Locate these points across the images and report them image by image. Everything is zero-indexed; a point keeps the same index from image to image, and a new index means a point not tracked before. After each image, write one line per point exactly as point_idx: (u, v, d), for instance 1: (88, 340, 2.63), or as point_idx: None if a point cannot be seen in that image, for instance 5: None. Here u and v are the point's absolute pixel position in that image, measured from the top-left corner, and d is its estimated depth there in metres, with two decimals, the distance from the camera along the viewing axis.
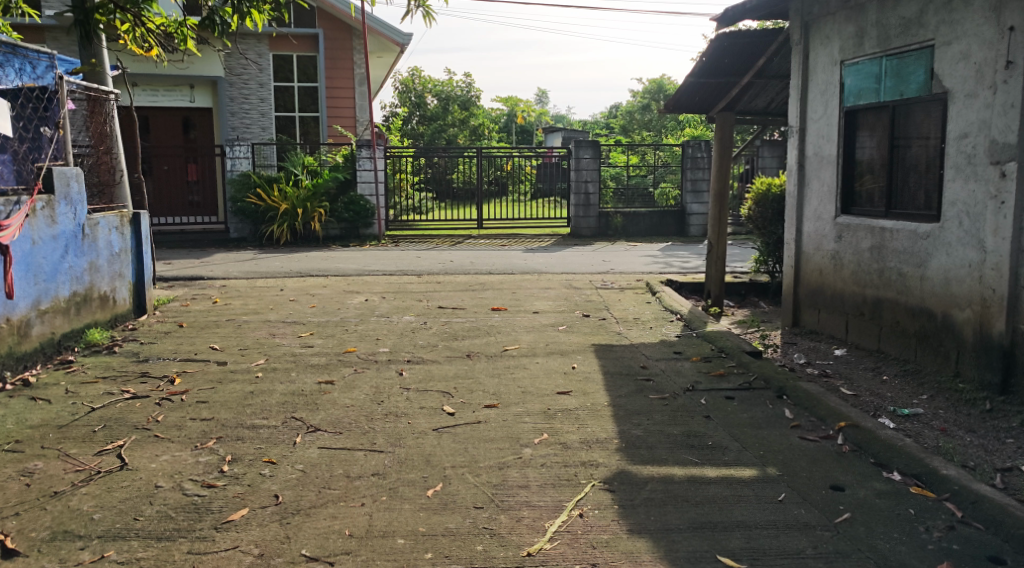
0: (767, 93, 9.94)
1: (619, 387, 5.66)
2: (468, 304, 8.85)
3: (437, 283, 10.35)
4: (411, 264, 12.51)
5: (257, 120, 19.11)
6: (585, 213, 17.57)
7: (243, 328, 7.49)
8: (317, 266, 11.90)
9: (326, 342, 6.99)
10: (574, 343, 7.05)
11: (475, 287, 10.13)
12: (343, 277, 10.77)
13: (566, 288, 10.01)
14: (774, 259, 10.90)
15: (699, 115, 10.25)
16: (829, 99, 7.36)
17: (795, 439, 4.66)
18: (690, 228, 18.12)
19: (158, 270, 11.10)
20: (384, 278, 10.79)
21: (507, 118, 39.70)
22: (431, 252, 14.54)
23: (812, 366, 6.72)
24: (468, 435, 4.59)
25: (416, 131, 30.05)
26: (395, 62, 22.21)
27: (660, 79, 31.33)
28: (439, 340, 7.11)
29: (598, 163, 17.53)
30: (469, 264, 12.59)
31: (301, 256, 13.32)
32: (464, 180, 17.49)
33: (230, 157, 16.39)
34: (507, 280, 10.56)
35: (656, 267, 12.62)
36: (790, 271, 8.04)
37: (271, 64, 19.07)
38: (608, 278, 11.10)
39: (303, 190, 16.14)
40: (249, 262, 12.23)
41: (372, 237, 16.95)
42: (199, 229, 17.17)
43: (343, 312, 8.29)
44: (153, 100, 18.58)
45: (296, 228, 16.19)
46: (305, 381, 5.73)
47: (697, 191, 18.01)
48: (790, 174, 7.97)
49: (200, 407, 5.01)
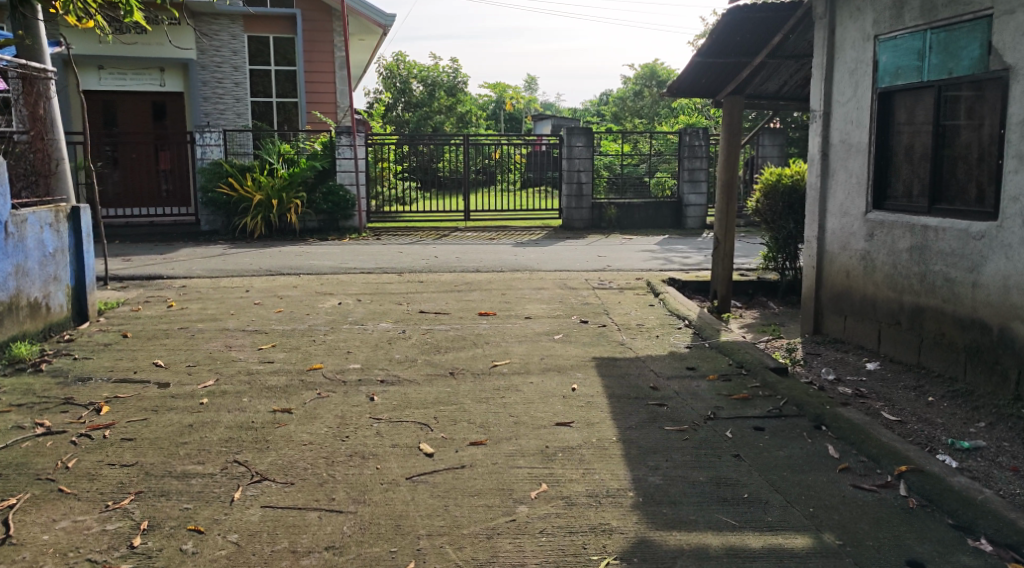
0: (780, 76, 9.09)
1: (628, 415, 4.82)
2: (452, 308, 7.98)
3: (419, 284, 9.47)
4: (393, 260, 11.60)
5: (232, 105, 18.15)
6: (577, 204, 16.77)
7: (196, 339, 6.59)
8: (289, 262, 11.00)
9: (289, 356, 6.11)
10: (573, 357, 6.20)
11: (459, 287, 9.26)
12: (317, 275, 9.87)
13: (560, 289, 9.16)
14: (785, 255, 10.07)
15: (704, 100, 9.38)
16: (860, 79, 6.52)
17: (849, 488, 3.82)
18: (687, 221, 17.27)
19: (113, 268, 10.14)
20: (362, 277, 9.91)
21: (494, 104, 38.69)
22: (413, 246, 13.67)
23: (843, 384, 5.89)
24: (448, 486, 3.73)
25: (401, 118, 29.05)
26: (378, 45, 21.23)
27: (652, 64, 30.43)
28: (418, 353, 6.24)
29: (590, 151, 16.68)
30: (454, 260, 11.68)
31: (274, 251, 12.42)
32: (451, 168, 16.73)
33: (201, 144, 15.42)
34: (495, 279, 9.69)
35: (655, 263, 11.78)
36: (811, 272, 7.19)
37: (246, 46, 18.10)
38: (605, 276, 10.24)
39: (279, 179, 15.22)
40: (217, 258, 11.32)
41: (352, 229, 16.04)
42: (169, 221, 16.22)
43: (312, 319, 7.42)
44: (120, 83, 17.55)
45: (271, 220, 15.28)
46: (258, 408, 4.86)
47: (694, 181, 17.13)
48: (812, 164, 7.12)
49: (124, 447, 4.13)
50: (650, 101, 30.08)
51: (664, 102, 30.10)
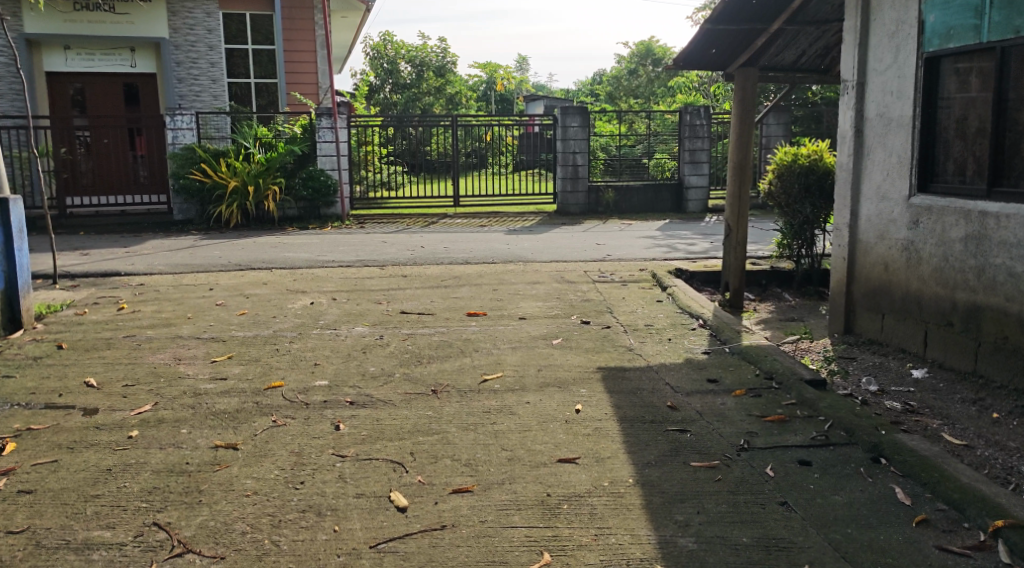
0: (796, 44, 8.23)
1: (645, 446, 4.00)
2: (438, 308, 7.14)
3: (402, 279, 8.62)
4: (375, 251, 10.72)
5: (208, 86, 17.19)
6: (573, 187, 15.93)
7: (141, 350, 5.74)
8: (263, 255, 10.13)
9: (246, 371, 5.26)
10: (575, 367, 5.36)
11: (446, 281, 8.42)
12: (291, 270, 9.01)
13: (557, 283, 8.33)
14: (801, 242, 9.26)
15: (714, 73, 8.52)
16: (902, 43, 5.67)
17: (934, 553, 3.00)
18: (688, 204, 16.42)
19: (67, 265, 9.26)
20: (339, 271, 9.05)
21: (485, 86, 37.71)
22: (399, 234, 12.85)
23: (889, 396, 5.07)
24: (424, 559, 2.94)
25: (388, 100, 28.08)
26: (361, 22, 20.26)
27: (647, 41, 29.44)
28: (396, 365, 5.40)
29: (586, 132, 15.78)
30: (441, 250, 10.82)
31: (248, 242, 11.57)
32: (441, 151, 15.84)
33: (171, 128, 14.50)
34: (486, 273, 8.84)
35: (659, 250, 10.94)
36: (842, 264, 6.35)
37: (222, 24, 17.11)
38: (606, 267, 9.40)
39: (255, 165, 14.39)
40: (183, 250, 10.44)
41: (335, 217, 15.14)
42: (142, 211, 15.30)
43: (279, 323, 6.56)
44: (89, 64, 16.61)
45: (248, 208, 14.45)
46: (197, 443, 4.01)
47: (695, 162, 16.27)
48: (844, 141, 6.27)
49: (17, 506, 3.30)
50: (645, 80, 29.16)
51: (660, 81, 29.19)
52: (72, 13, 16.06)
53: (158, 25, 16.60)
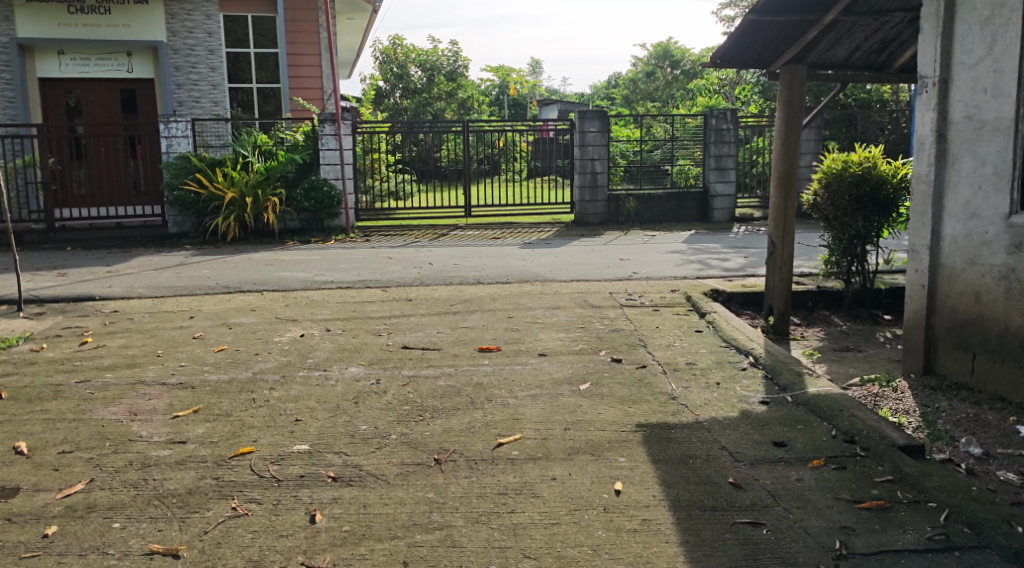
0: (850, 38, 7.30)
1: (708, 551, 3.08)
2: (445, 341, 6.23)
3: (406, 303, 7.71)
4: (378, 269, 9.81)
5: (208, 92, 16.36)
6: (592, 196, 15.05)
7: (94, 400, 4.86)
8: (255, 275, 9.24)
9: (210, 431, 4.35)
10: (609, 425, 4.42)
11: (455, 307, 7.51)
12: (284, 294, 8.12)
13: (579, 308, 7.39)
14: (851, 259, 8.31)
15: (756, 70, 7.58)
16: (1000, 29, 4.73)
17: None
18: (714, 213, 15.43)
19: (37, 288, 8.38)
20: (337, 294, 8.16)
21: (498, 89, 36.83)
22: (407, 249, 11.95)
23: (1000, 463, 4.10)
24: None
25: (398, 106, 27.26)
26: (369, 24, 19.43)
27: (665, 43, 28.38)
28: (392, 421, 4.49)
29: (606, 138, 14.86)
30: (451, 268, 9.90)
31: (242, 258, 10.73)
32: (452, 158, 14.77)
33: (166, 136, 13.69)
34: (500, 296, 7.91)
35: (689, 266, 9.99)
36: (919, 293, 5.38)
37: (223, 27, 16.30)
38: (633, 287, 8.46)
39: (254, 174, 13.56)
40: (169, 270, 9.55)
41: (339, 229, 14.29)
42: (138, 223, 14.45)
43: (261, 362, 5.66)
44: (83, 70, 15.80)
45: (246, 220, 13.59)
46: (129, 547, 3.12)
47: (722, 169, 15.29)
48: (921, 148, 5.32)
49: None
50: (663, 83, 28.21)
51: (678, 84, 28.22)
52: (66, 16, 15.32)
53: (155, 28, 15.79)
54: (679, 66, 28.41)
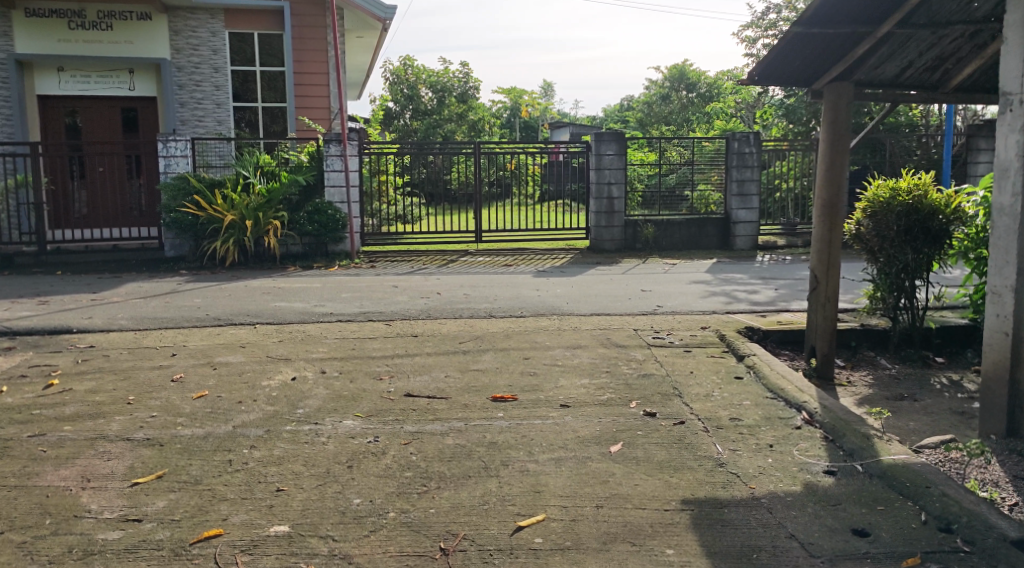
0: (903, 53, 6.60)
1: None
2: (453, 388, 5.52)
3: (411, 340, 7.02)
4: (382, 299, 9.12)
5: (212, 111, 15.82)
6: (608, 222, 14.34)
7: (44, 461, 4.18)
8: (249, 305, 8.57)
9: (172, 505, 3.68)
10: (648, 502, 3.72)
11: (464, 345, 6.81)
12: (278, 328, 7.44)
13: (601, 348, 6.69)
14: (899, 295, 7.57)
15: (798, 87, 6.90)
16: None
17: None
18: (736, 241, 14.71)
19: (12, 318, 7.73)
20: (335, 329, 7.47)
21: (510, 112, 36.32)
22: (414, 276, 11.28)
23: None
24: None
25: (408, 127, 26.76)
26: (379, 42, 18.89)
27: (680, 66, 27.70)
28: (390, 494, 3.79)
29: (623, 161, 14.18)
30: (461, 299, 9.20)
31: (238, 286, 10.09)
32: (463, 180, 14.20)
33: (163, 156, 13.06)
34: (514, 332, 7.21)
35: (717, 299, 9.26)
36: (1002, 342, 4.66)
37: (228, 45, 15.76)
38: (659, 324, 7.75)
39: (255, 196, 12.95)
40: (157, 299, 8.88)
41: (343, 254, 13.63)
42: (136, 246, 13.79)
43: (244, 412, 4.97)
44: (83, 87, 15.22)
45: (246, 244, 12.96)
46: None
47: (744, 195, 14.61)
48: (1004, 176, 4.62)
49: None
50: (678, 106, 27.64)
51: (694, 107, 27.63)
52: (66, 32, 14.78)
53: (159, 44, 15.30)
54: (694, 89, 27.82)
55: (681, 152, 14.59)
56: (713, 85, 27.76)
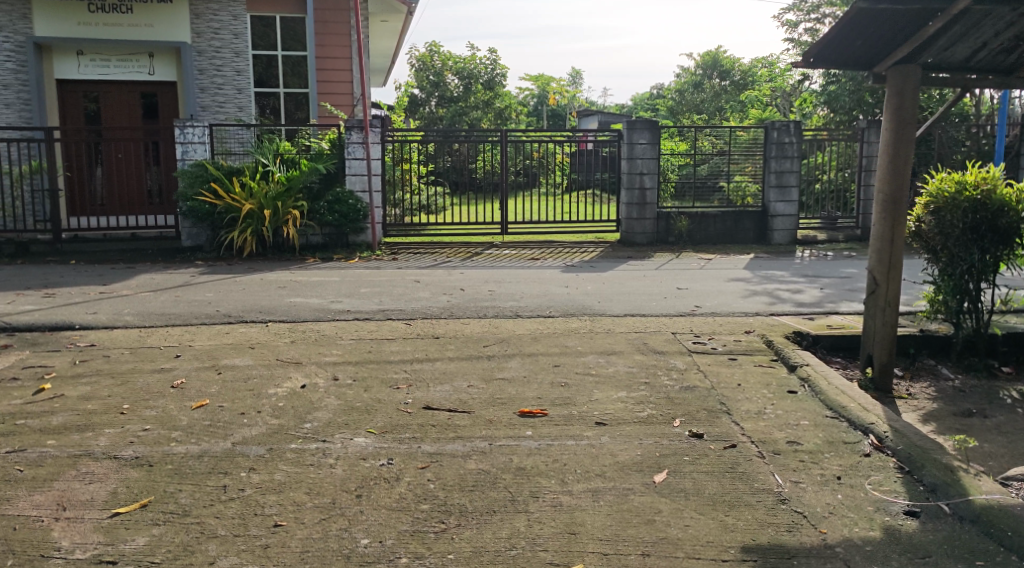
0: (977, 33, 5.99)
1: None
2: (476, 400, 5.01)
3: (432, 342, 6.52)
4: (403, 296, 8.62)
5: (233, 96, 15.37)
6: (640, 214, 13.77)
7: (18, 484, 3.73)
8: (263, 301, 8.11)
9: (154, 543, 3.23)
10: (703, 550, 3.21)
11: (489, 349, 6.30)
12: (291, 327, 6.98)
13: (638, 355, 6.15)
14: (963, 299, 6.94)
15: (857, 68, 6.37)
16: None
17: None
18: (774, 235, 14.06)
19: (12, 313, 7.32)
20: (352, 328, 6.99)
21: (537, 100, 35.69)
22: (437, 270, 10.81)
23: None
24: None
25: (434, 115, 26.28)
26: (405, 27, 18.37)
27: (714, 51, 27.25)
28: (405, 535, 3.32)
29: (656, 150, 13.56)
30: (486, 295, 8.68)
31: (253, 279, 9.65)
32: (489, 169, 13.66)
33: (181, 142, 12.66)
34: (543, 335, 6.68)
35: (760, 299, 8.67)
36: None
37: (249, 28, 15.32)
38: (700, 327, 7.19)
39: (274, 185, 12.52)
40: (167, 293, 8.44)
41: (364, 245, 13.19)
42: (155, 234, 13.38)
43: (245, 426, 4.50)
44: (103, 71, 14.91)
45: (264, 235, 12.55)
46: None
47: (783, 187, 13.94)
48: None
49: None
50: (711, 94, 26.90)
51: (727, 95, 26.88)
52: (85, 15, 14.35)
53: (180, 28, 14.87)
54: (728, 76, 27.18)
55: (713, 141, 13.91)
56: (747, 72, 27.02)
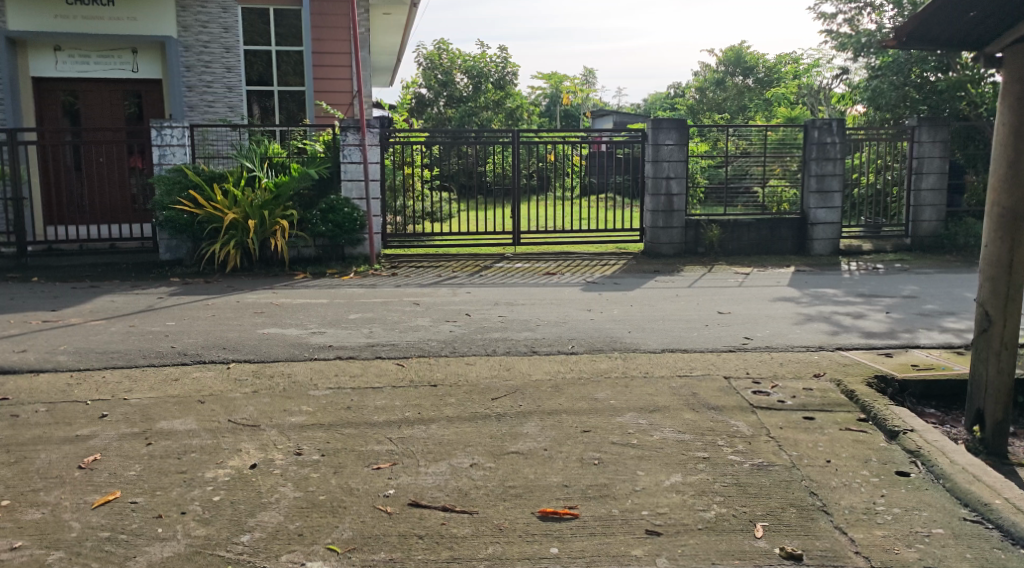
0: None
1: None
2: (481, 491, 3.74)
3: (428, 393, 5.23)
4: (400, 324, 7.33)
5: (223, 95, 14.03)
6: (666, 222, 12.43)
7: None
8: (231, 332, 6.83)
9: None
10: None
11: (497, 404, 4.99)
12: (255, 371, 5.69)
13: (688, 413, 4.82)
14: None
15: (957, 43, 5.16)
16: None
17: None
18: (815, 245, 12.65)
19: None
20: (331, 371, 5.72)
21: (550, 98, 34.37)
22: (441, 289, 9.53)
23: None
24: None
25: (443, 115, 24.99)
26: (409, 20, 17.07)
27: (737, 47, 25.92)
28: None
29: (685, 151, 12.24)
30: (496, 323, 7.38)
31: (227, 302, 8.38)
32: (500, 173, 12.36)
33: (158, 144, 11.39)
34: (565, 384, 5.39)
35: (819, 326, 7.35)
36: None
37: (241, 22, 14.02)
38: (756, 368, 5.88)
39: (261, 192, 11.25)
40: (121, 323, 7.15)
41: (361, 258, 11.89)
42: (135, 245, 12.13)
43: (157, 542, 3.26)
44: (82, 69, 13.56)
45: (249, 248, 11.31)
46: None
47: (824, 191, 12.57)
48: None
49: None
50: (735, 92, 25.46)
51: (751, 93, 25.47)
52: (64, 8, 12.93)
53: (165, 21, 13.48)
54: (752, 74, 25.88)
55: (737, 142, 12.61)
56: (772, 69, 25.70)
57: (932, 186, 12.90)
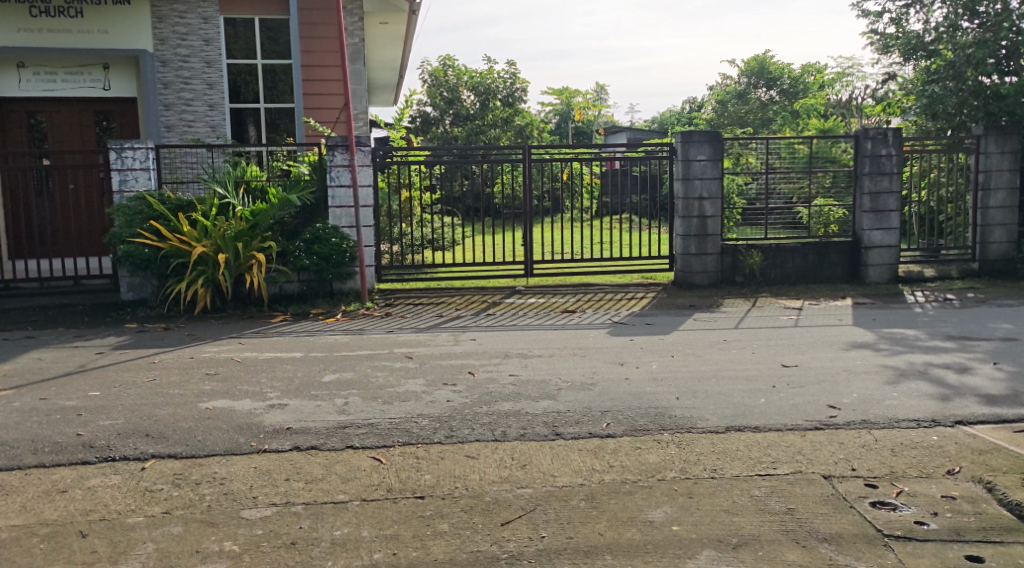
0: None
1: None
2: None
3: (410, 512, 3.69)
4: (385, 390, 5.77)
5: (204, 113, 12.17)
6: (699, 249, 10.84)
7: None
8: (164, 407, 5.28)
9: None
10: None
11: (510, 535, 3.45)
12: (177, 475, 4.15)
13: (791, 552, 3.29)
14: None
15: None
16: None
17: None
18: (869, 272, 11.02)
19: None
20: (282, 472, 4.19)
21: (561, 113, 32.93)
22: (440, 334, 7.98)
23: None
24: None
25: (448, 135, 23.59)
26: (409, 28, 15.49)
27: (761, 57, 24.38)
28: None
29: (719, 167, 10.69)
30: (506, 387, 5.80)
31: (177, 358, 6.85)
32: (508, 195, 10.82)
33: (118, 168, 9.88)
34: (603, 494, 3.83)
35: (921, 386, 5.74)
36: None
37: (224, 35, 12.19)
38: (863, 460, 4.28)
39: (235, 222, 9.75)
40: (29, 394, 5.63)
41: (351, 295, 10.34)
42: (95, 283, 10.60)
43: None
44: (48, 88, 11.75)
45: (221, 286, 9.82)
46: None
47: (879, 211, 10.96)
48: None
49: None
50: (758, 105, 24.02)
51: (776, 106, 23.93)
52: (27, 19, 11.29)
53: (141, 33, 11.78)
54: (776, 85, 24.34)
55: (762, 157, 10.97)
56: (798, 81, 24.16)
57: (1001, 203, 11.30)
